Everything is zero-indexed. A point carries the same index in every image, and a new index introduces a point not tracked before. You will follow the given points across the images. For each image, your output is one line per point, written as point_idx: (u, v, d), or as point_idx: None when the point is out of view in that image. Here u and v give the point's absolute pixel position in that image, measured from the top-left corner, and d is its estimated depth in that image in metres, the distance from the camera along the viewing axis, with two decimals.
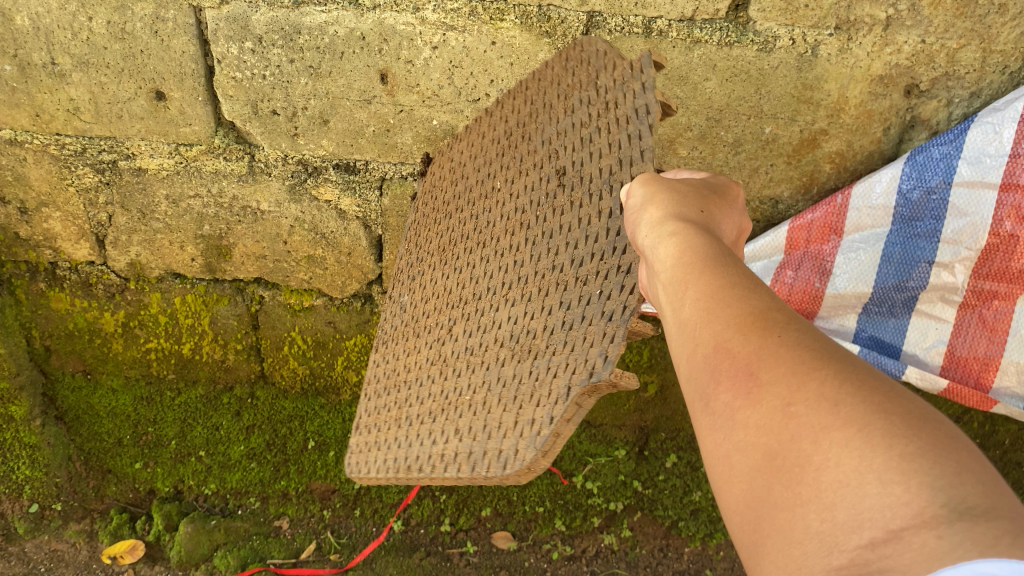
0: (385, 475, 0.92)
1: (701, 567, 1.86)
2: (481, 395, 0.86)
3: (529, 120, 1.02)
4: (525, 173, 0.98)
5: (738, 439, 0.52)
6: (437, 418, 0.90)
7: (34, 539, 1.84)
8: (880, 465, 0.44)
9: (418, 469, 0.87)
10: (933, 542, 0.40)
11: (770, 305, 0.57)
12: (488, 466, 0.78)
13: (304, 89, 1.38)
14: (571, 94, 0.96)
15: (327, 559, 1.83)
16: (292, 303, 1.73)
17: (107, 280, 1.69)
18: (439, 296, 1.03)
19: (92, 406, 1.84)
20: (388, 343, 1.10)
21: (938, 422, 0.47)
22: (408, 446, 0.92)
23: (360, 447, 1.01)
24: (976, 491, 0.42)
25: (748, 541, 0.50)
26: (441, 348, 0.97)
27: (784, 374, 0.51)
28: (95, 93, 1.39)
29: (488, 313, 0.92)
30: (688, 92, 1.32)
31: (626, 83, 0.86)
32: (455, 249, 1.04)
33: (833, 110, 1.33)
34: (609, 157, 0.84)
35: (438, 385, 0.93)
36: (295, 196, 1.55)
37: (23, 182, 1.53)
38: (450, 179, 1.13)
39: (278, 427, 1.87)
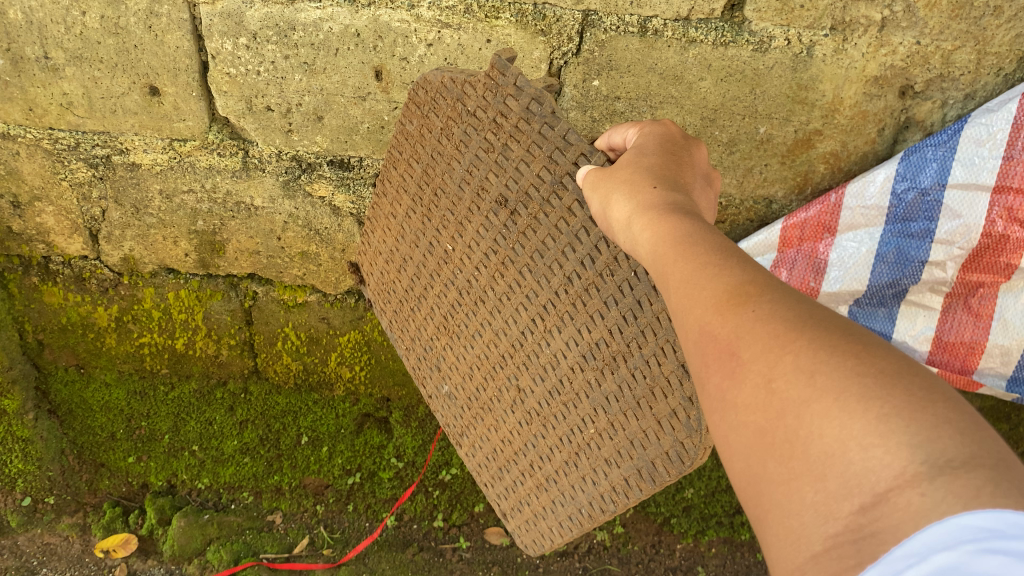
0: (579, 528, 0.92)
1: (692, 564, 1.86)
2: (602, 421, 0.84)
3: (427, 174, 1.01)
4: (466, 221, 0.95)
5: (733, 420, 0.52)
6: (578, 463, 0.89)
7: (27, 533, 1.83)
8: (860, 431, 0.44)
9: (603, 509, 0.88)
10: (916, 500, 0.40)
11: (743, 277, 0.57)
12: (670, 469, 0.78)
13: (298, 85, 1.38)
14: (453, 130, 0.95)
15: (320, 554, 1.83)
16: (286, 299, 1.73)
17: (100, 275, 1.69)
18: (478, 368, 1.00)
19: (86, 401, 1.85)
20: (467, 431, 1.07)
21: (915, 375, 0.46)
22: (573, 496, 0.91)
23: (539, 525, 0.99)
24: (955, 443, 0.42)
25: (755, 515, 0.51)
26: (520, 406, 0.94)
27: (760, 351, 0.51)
28: (88, 87, 1.39)
29: (535, 356, 0.90)
30: (683, 91, 1.32)
31: (498, 91, 0.86)
32: (455, 321, 1.01)
33: (828, 111, 1.33)
34: (539, 162, 0.84)
35: (552, 437, 0.91)
36: (289, 192, 1.55)
37: (16, 176, 1.52)
38: (396, 268, 1.11)
39: (271, 423, 1.87)
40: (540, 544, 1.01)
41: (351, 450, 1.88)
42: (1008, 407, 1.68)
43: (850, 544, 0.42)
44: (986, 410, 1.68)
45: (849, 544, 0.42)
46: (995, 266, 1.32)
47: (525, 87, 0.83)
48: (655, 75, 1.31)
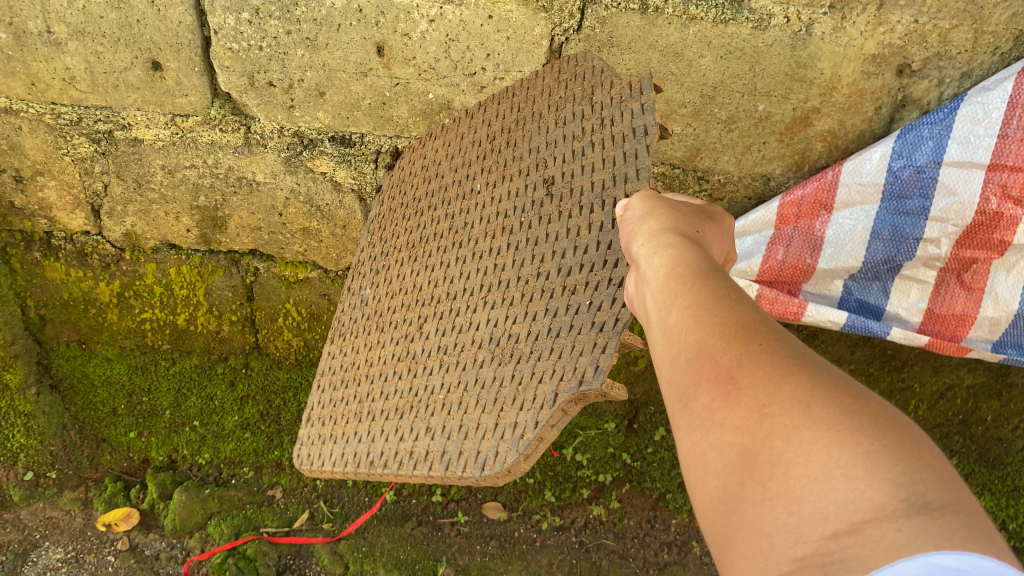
0: (353, 468, 0.92)
1: (687, 538, 1.89)
2: (456, 395, 0.87)
3: (515, 126, 1.05)
4: (507, 177, 1.00)
5: (713, 439, 0.52)
6: (404, 415, 0.91)
7: (28, 506, 1.84)
8: (846, 462, 0.44)
9: (385, 463, 0.88)
10: (892, 534, 0.40)
11: (757, 317, 0.58)
12: (464, 466, 0.80)
13: (301, 60, 1.38)
14: (565, 108, 1.00)
15: (320, 528, 1.85)
16: (288, 276, 1.74)
17: (102, 250, 1.70)
18: (406, 293, 1.04)
19: (87, 375, 1.86)
20: (349, 335, 1.10)
21: (905, 426, 0.47)
22: (371, 440, 0.93)
23: (311, 439, 1.02)
24: (934, 487, 0.42)
25: (718, 536, 0.50)
26: (408, 343, 0.98)
27: (760, 378, 0.52)
28: (90, 62, 1.39)
29: (461, 313, 0.93)
30: (682, 68, 1.33)
31: (626, 102, 0.91)
32: (426, 246, 1.06)
33: (826, 89, 1.34)
34: (603, 172, 0.88)
35: (406, 382, 0.94)
36: (291, 168, 1.56)
37: (18, 150, 1.53)
38: (419, 178, 1.16)
39: (272, 398, 1.89)
40: (310, 461, 0.99)
41: None
42: (999, 384, 1.71)
43: (816, 568, 0.41)
44: (978, 386, 1.71)
45: (815, 567, 0.41)
46: (990, 242, 1.34)
47: (647, 116, 0.88)
48: (656, 52, 1.32)
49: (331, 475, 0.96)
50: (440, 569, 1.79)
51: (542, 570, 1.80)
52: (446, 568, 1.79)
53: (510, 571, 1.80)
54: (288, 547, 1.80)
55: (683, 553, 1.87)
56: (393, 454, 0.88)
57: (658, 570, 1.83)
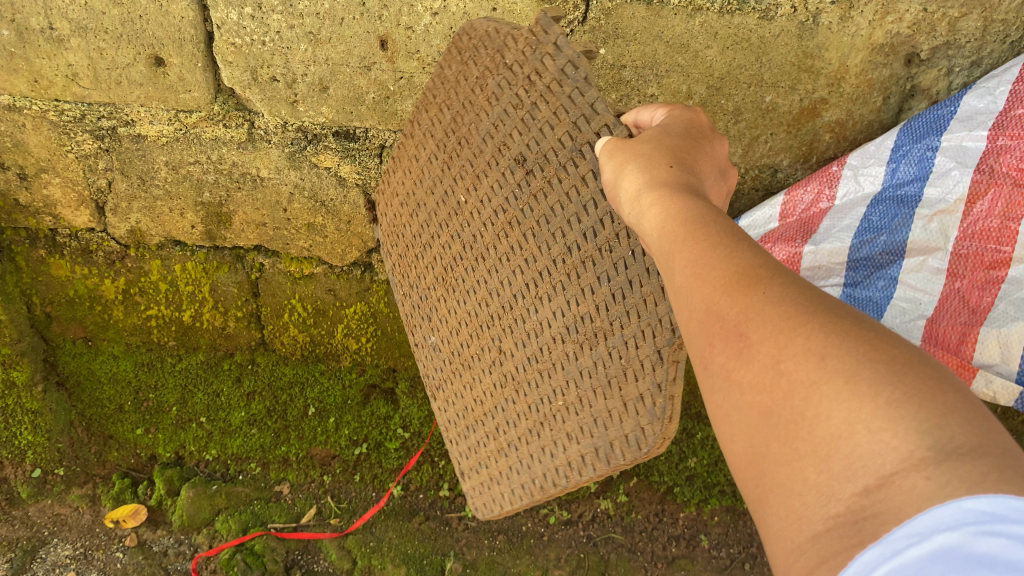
0: (532, 496, 0.99)
1: (696, 532, 1.87)
2: (572, 394, 0.89)
3: (455, 124, 1.03)
4: (481, 175, 0.98)
5: (736, 401, 0.53)
6: (540, 433, 0.95)
7: (36, 504, 1.85)
8: (868, 415, 0.45)
9: (554, 482, 0.94)
10: (921, 483, 0.41)
11: (754, 260, 0.57)
12: (623, 452, 0.84)
13: (304, 55, 1.38)
14: (487, 82, 0.97)
15: (328, 523, 1.85)
16: (293, 271, 1.74)
17: (107, 247, 1.70)
18: (467, 324, 1.04)
19: (94, 372, 1.85)
20: (446, 385, 1.12)
21: (927, 364, 0.47)
22: (528, 466, 0.98)
23: (476, 489, 1.09)
24: (962, 430, 0.43)
25: (754, 495, 0.52)
26: (498, 368, 0.99)
27: (769, 332, 0.52)
28: (93, 58, 1.39)
29: (526, 319, 0.93)
30: (689, 60, 1.32)
31: (539, 49, 0.88)
32: (455, 273, 1.05)
33: (834, 79, 1.33)
34: (562, 126, 0.85)
35: (521, 404, 0.97)
36: (295, 164, 1.55)
37: (22, 148, 1.53)
38: (407, 213, 1.15)
39: (278, 394, 1.88)
40: (490, 508, 1.08)
41: (357, 421, 1.89)
42: None
43: (851, 525, 0.43)
44: None
45: (851, 525, 0.43)
46: (991, 232, 1.23)
47: (565, 48, 0.85)
48: (662, 44, 1.31)
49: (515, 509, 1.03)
50: (447, 563, 1.81)
51: (550, 564, 1.82)
52: (454, 563, 1.81)
53: (518, 566, 1.82)
54: (295, 543, 1.81)
55: (692, 547, 1.86)
56: (555, 470, 0.94)
57: (665, 564, 1.84)
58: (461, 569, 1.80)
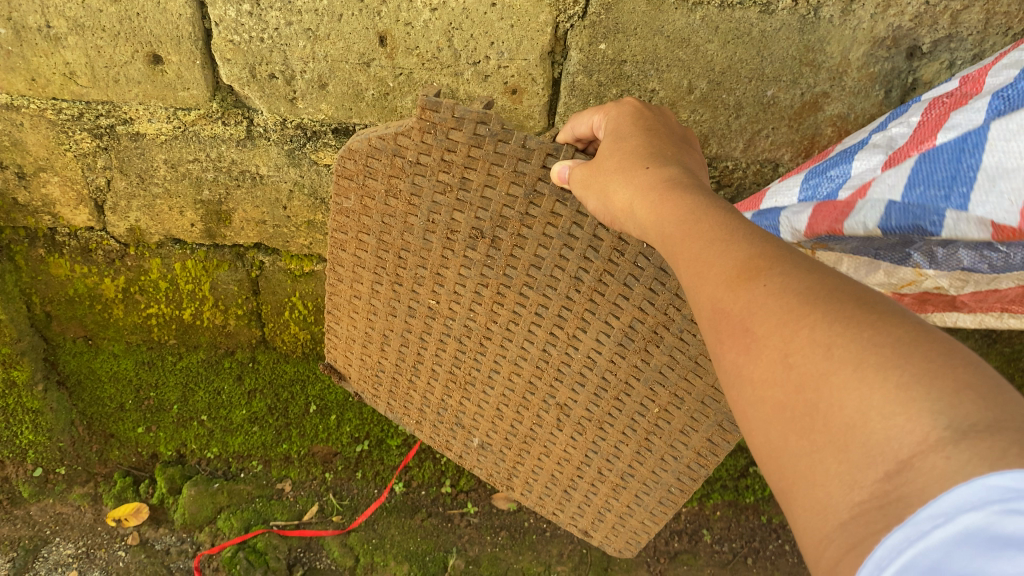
0: (679, 498, 1.08)
1: (697, 527, 1.87)
2: (663, 395, 0.97)
3: (380, 243, 1.01)
4: (440, 267, 0.99)
5: (752, 395, 0.53)
6: (650, 445, 1.03)
7: (38, 502, 1.86)
8: (879, 401, 0.44)
9: (691, 474, 1.04)
10: (941, 463, 0.41)
11: (752, 250, 0.57)
12: None
13: (303, 52, 1.37)
14: (398, 186, 0.95)
15: (330, 520, 1.85)
16: (293, 269, 1.73)
17: (106, 246, 1.69)
18: (508, 405, 1.09)
19: (94, 371, 1.85)
20: (515, 470, 1.18)
21: (933, 338, 0.47)
22: (655, 478, 1.07)
23: (606, 534, 1.20)
24: (976, 406, 0.42)
25: (778, 487, 0.51)
26: (566, 421, 1.06)
27: (774, 326, 0.51)
28: (91, 56, 1.38)
29: (574, 364, 0.99)
30: (690, 54, 1.31)
31: (438, 130, 0.88)
32: (464, 367, 1.08)
33: (835, 73, 1.32)
34: (506, 181, 0.88)
35: (614, 436, 1.05)
36: (295, 161, 1.55)
37: (20, 147, 1.52)
38: (375, 354, 1.15)
39: (279, 392, 1.87)
40: (634, 542, 1.19)
41: (359, 419, 1.87)
42: (1011, 367, 1.67)
43: (876, 510, 0.43)
44: None
45: (876, 510, 0.43)
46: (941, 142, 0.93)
47: (466, 114, 0.86)
48: (663, 38, 1.30)
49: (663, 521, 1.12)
50: (450, 559, 1.81)
51: (553, 560, 1.82)
52: (457, 560, 1.81)
53: (520, 562, 1.82)
54: (297, 540, 1.81)
55: (694, 542, 1.86)
56: (688, 464, 1.03)
57: (668, 558, 1.84)
58: (463, 566, 1.81)
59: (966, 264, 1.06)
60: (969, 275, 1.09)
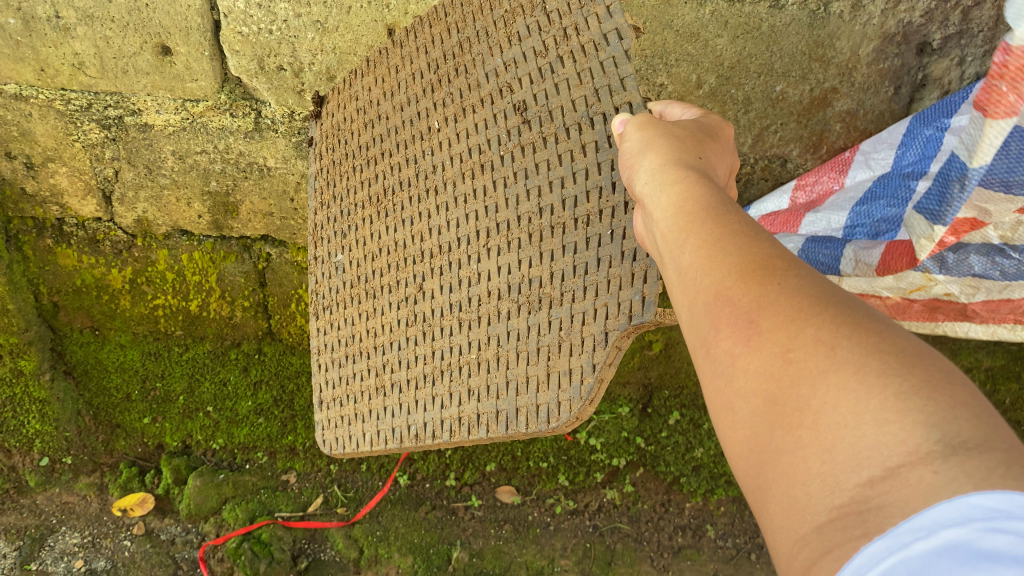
0: (399, 444, 1.04)
1: (701, 522, 1.87)
2: (490, 351, 0.96)
3: (461, 52, 1.07)
4: (471, 109, 1.04)
5: (739, 387, 0.52)
6: (436, 381, 1.01)
7: (45, 492, 1.83)
8: (876, 406, 0.44)
9: (433, 434, 0.99)
10: (928, 477, 0.40)
11: (772, 251, 0.56)
12: (527, 422, 0.91)
13: (311, 44, 1.40)
14: (514, 21, 1.01)
15: (335, 512, 1.84)
16: (299, 261, 1.74)
17: (113, 237, 1.71)
18: (389, 253, 1.12)
19: (101, 362, 1.86)
20: (335, 306, 1.17)
21: (936, 359, 0.46)
22: (408, 413, 1.04)
23: (331, 423, 1.15)
24: (970, 424, 0.42)
25: (755, 486, 0.50)
26: (411, 305, 1.07)
27: (781, 322, 0.51)
28: (100, 47, 1.40)
29: (463, 265, 1.02)
30: (699, 48, 1.31)
31: (587, 8, 0.94)
32: (394, 197, 1.12)
33: (845, 69, 1.32)
34: (582, 89, 0.93)
35: (424, 348, 1.04)
36: (301, 153, 1.56)
37: (29, 137, 1.53)
38: (358, 121, 1.19)
39: (285, 383, 1.88)
40: (340, 444, 1.12)
41: None
42: (1019, 366, 1.66)
43: (855, 515, 0.42)
44: (997, 369, 1.67)
45: (854, 515, 0.42)
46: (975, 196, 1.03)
47: (615, 15, 0.91)
48: (672, 32, 1.30)
49: (364, 453, 1.09)
50: (454, 552, 1.80)
51: (556, 554, 1.81)
52: (461, 552, 1.80)
53: (525, 555, 1.81)
54: (302, 531, 1.81)
55: (698, 537, 1.85)
56: (440, 423, 0.99)
57: (671, 554, 1.82)
58: (467, 559, 1.80)
59: (977, 271, 1.15)
60: (982, 281, 1.16)
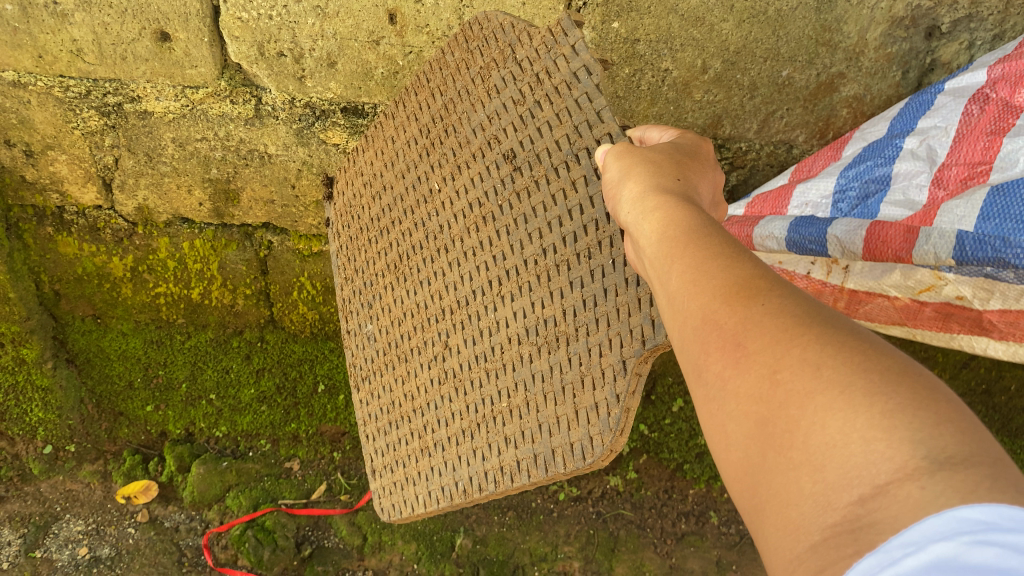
0: (450, 500, 1.03)
1: (705, 509, 1.86)
2: (519, 397, 0.95)
3: (447, 111, 1.09)
4: (464, 165, 1.06)
5: (730, 409, 0.50)
6: (474, 434, 1.01)
7: (49, 479, 1.83)
8: (863, 425, 0.42)
9: (479, 486, 0.98)
10: (916, 492, 0.39)
11: (756, 270, 0.54)
12: (564, 462, 0.88)
13: (312, 29, 1.38)
14: (491, 73, 1.02)
15: (338, 499, 1.84)
16: (301, 249, 1.75)
17: (114, 224, 1.70)
18: (415, 316, 1.13)
19: (103, 349, 1.85)
20: (373, 375, 1.21)
21: (921, 375, 0.45)
22: (453, 468, 1.03)
23: (384, 490, 1.16)
24: (956, 440, 0.41)
25: (750, 510, 0.49)
26: (441, 363, 1.08)
27: (766, 343, 0.49)
28: (98, 33, 1.39)
29: (483, 314, 1.01)
30: (705, 33, 1.30)
31: (553, 50, 0.92)
32: (409, 262, 1.14)
33: (852, 53, 1.30)
34: (563, 129, 0.91)
35: (459, 402, 1.04)
36: (303, 140, 1.55)
37: (27, 124, 1.52)
38: (368, 195, 1.23)
39: (288, 371, 1.88)
40: (397, 509, 1.13)
41: None
42: None
43: (848, 533, 0.41)
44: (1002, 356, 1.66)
45: (846, 533, 0.41)
46: (977, 149, 1.10)
47: (582, 52, 0.89)
48: (677, 17, 1.28)
49: (420, 514, 1.09)
50: (457, 539, 1.80)
51: (560, 540, 1.82)
52: (464, 539, 1.80)
53: (528, 542, 1.81)
54: (306, 518, 1.81)
55: (701, 523, 1.85)
56: (483, 473, 0.98)
57: (674, 540, 1.83)
58: (470, 545, 1.80)
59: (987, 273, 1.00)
60: (994, 284, 1.02)
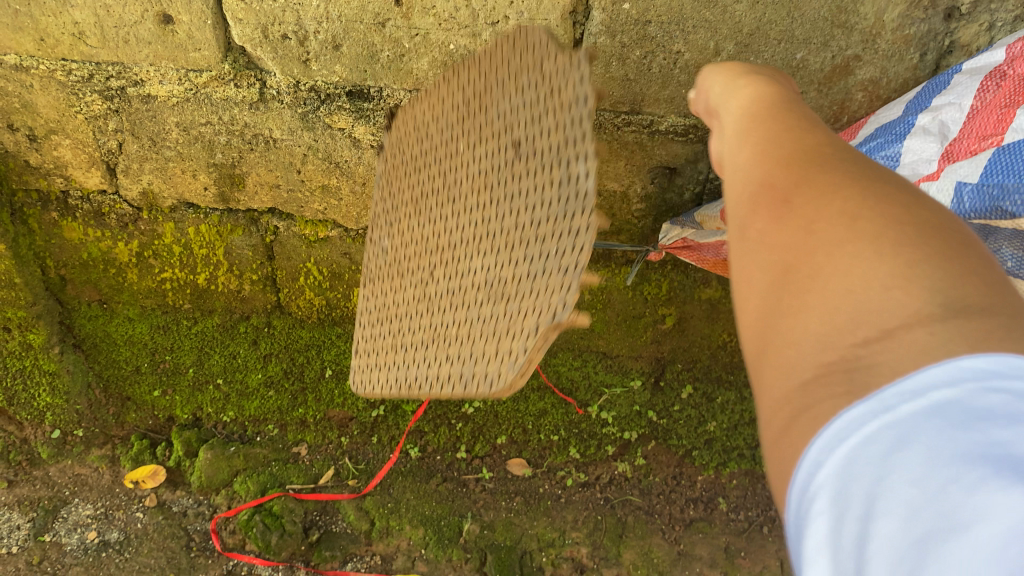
0: (396, 392, 1.00)
1: (713, 495, 1.86)
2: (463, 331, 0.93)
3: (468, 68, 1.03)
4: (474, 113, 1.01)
5: (761, 261, 0.50)
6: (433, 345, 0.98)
7: (57, 464, 1.84)
8: (885, 276, 0.41)
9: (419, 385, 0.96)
10: (922, 338, 0.38)
11: (824, 145, 0.54)
12: (477, 387, 0.86)
13: (316, 11, 1.35)
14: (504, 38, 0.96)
15: (346, 484, 1.84)
16: (308, 235, 1.72)
17: (119, 210, 1.68)
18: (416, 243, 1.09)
19: (109, 335, 1.85)
20: (378, 280, 1.16)
21: (971, 248, 0.43)
22: (407, 367, 1.01)
23: (362, 367, 1.10)
24: (980, 297, 0.39)
25: (755, 356, 0.48)
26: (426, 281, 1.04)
27: (813, 198, 0.49)
28: (100, 15, 1.37)
29: (459, 262, 0.98)
30: (717, 14, 1.26)
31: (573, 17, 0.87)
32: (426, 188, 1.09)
33: (868, 35, 1.27)
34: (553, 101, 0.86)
35: (426, 319, 1.01)
36: (309, 124, 1.53)
37: (30, 109, 1.51)
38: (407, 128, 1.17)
39: (295, 356, 1.86)
40: (363, 385, 1.08)
41: None
42: None
43: (841, 373, 0.40)
44: None
45: (839, 373, 0.40)
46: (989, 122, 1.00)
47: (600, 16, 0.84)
48: None
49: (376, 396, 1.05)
50: (465, 525, 1.80)
51: (568, 526, 1.80)
52: (471, 525, 1.80)
53: (536, 527, 1.80)
54: (313, 503, 1.81)
55: (709, 510, 1.84)
56: (425, 377, 0.96)
57: (683, 526, 1.82)
58: (478, 531, 1.79)
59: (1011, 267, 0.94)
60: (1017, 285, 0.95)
